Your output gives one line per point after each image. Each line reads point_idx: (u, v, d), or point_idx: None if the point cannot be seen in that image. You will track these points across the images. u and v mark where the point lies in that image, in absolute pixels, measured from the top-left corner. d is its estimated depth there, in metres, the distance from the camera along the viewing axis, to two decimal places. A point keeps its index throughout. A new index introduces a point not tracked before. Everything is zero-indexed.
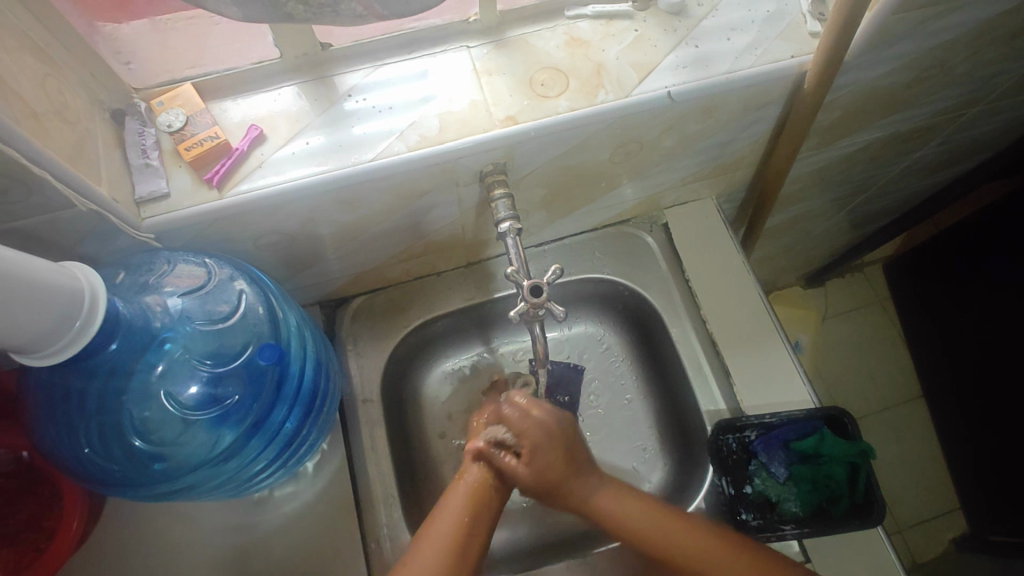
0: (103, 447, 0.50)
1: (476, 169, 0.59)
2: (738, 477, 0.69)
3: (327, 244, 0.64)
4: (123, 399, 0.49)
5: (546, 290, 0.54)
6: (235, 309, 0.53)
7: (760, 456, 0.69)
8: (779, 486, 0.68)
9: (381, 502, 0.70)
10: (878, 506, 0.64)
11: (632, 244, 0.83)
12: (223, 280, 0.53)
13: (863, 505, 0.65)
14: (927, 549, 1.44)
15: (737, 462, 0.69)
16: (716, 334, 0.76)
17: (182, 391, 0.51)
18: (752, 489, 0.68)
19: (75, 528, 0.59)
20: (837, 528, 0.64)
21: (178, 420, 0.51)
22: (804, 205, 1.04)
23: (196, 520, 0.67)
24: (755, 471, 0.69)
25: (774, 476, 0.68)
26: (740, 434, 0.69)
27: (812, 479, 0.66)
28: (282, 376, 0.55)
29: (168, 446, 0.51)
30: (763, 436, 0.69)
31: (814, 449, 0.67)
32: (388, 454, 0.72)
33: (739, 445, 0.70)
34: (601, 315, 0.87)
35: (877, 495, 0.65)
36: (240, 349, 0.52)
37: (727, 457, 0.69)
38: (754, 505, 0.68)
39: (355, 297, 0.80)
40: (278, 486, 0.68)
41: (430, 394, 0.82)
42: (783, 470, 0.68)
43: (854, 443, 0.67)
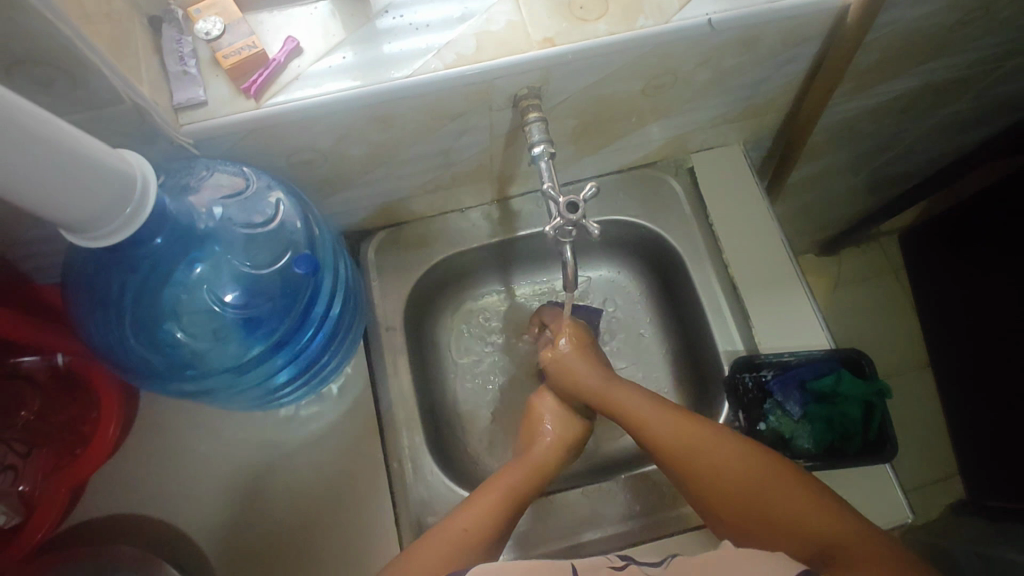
0: (137, 341, 0.51)
1: (511, 93, 0.59)
2: (754, 414, 0.70)
3: (357, 167, 0.64)
4: (164, 295, 0.51)
5: (583, 205, 0.53)
6: (272, 220, 0.53)
7: (776, 395, 0.70)
8: (792, 424, 0.69)
9: (403, 426, 0.72)
10: (892, 444, 0.65)
11: (656, 186, 0.83)
12: (261, 189, 0.52)
13: (876, 442, 0.66)
14: (925, 512, 1.47)
15: (752, 401, 0.71)
16: (737, 277, 0.77)
17: (217, 293, 0.52)
18: (766, 426, 0.70)
19: (110, 434, 0.64)
20: (850, 463, 0.65)
21: (209, 321, 0.52)
22: (828, 160, 1.03)
23: (225, 435, 0.69)
24: (770, 409, 0.70)
25: (789, 414, 0.69)
26: (757, 372, 0.71)
27: (827, 417, 0.68)
28: (314, 294, 0.56)
29: (200, 346, 0.52)
30: (779, 376, 0.70)
31: (830, 389, 0.68)
32: (411, 381, 0.74)
33: (757, 382, 0.71)
34: (621, 261, 0.88)
35: (891, 434, 0.66)
36: (274, 260, 0.53)
37: (743, 393, 0.70)
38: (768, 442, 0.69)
39: (379, 229, 0.80)
40: (303, 405, 0.70)
41: (450, 328, 0.84)
42: (798, 408, 0.69)
43: (872, 383, 0.67)
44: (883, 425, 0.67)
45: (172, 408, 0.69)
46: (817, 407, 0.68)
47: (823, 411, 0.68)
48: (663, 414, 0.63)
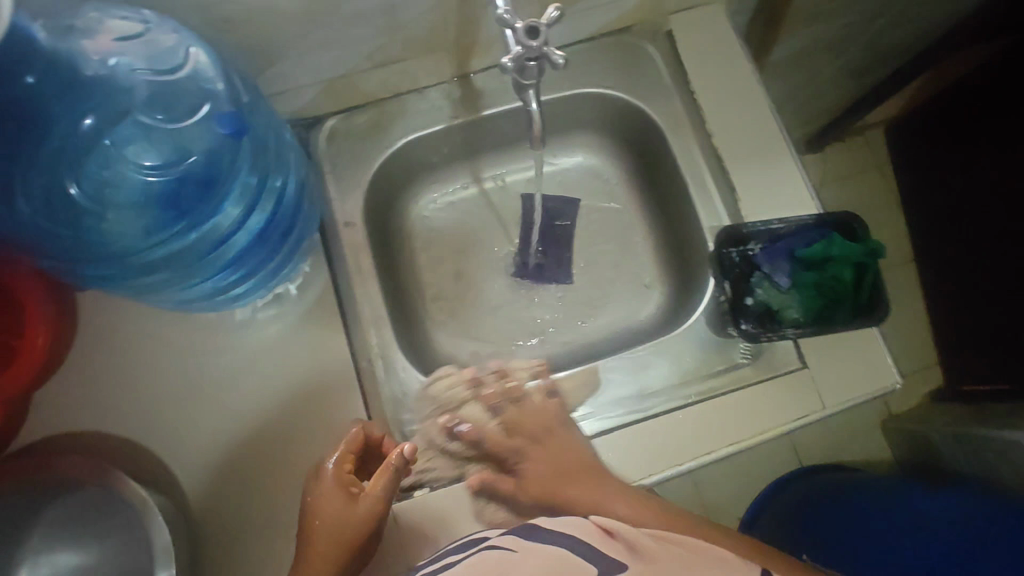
0: (58, 207, 0.50)
1: None
2: (743, 287, 0.67)
3: (288, 28, 0.56)
4: (77, 152, 0.51)
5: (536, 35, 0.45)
6: (183, 69, 0.51)
7: (764, 267, 0.66)
8: (781, 294, 0.66)
9: (370, 324, 0.67)
10: (883, 305, 0.62)
11: (632, 55, 0.75)
12: (166, 36, 0.49)
13: (867, 305, 0.63)
14: (905, 401, 1.50)
15: (739, 275, 0.67)
16: (722, 147, 0.71)
17: (138, 153, 0.53)
18: (753, 300, 0.66)
19: (39, 343, 0.57)
20: (839, 326, 0.62)
21: (135, 184, 0.53)
22: (820, 31, 0.95)
23: (178, 343, 0.64)
24: (760, 282, 0.67)
25: (778, 286, 0.66)
26: (744, 246, 0.67)
27: (815, 284, 0.64)
28: (240, 155, 0.54)
29: (116, 212, 0.52)
30: (768, 248, 0.67)
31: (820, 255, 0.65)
32: (376, 278, 0.68)
33: (745, 255, 0.67)
34: (597, 144, 0.82)
35: (882, 296, 0.63)
36: (191, 115, 0.52)
37: (732, 267, 0.67)
38: (755, 316, 0.66)
39: (328, 117, 0.71)
40: (261, 306, 0.65)
41: (416, 226, 0.80)
42: (786, 279, 0.66)
43: (863, 245, 0.64)
44: (875, 288, 0.63)
45: (116, 319, 0.64)
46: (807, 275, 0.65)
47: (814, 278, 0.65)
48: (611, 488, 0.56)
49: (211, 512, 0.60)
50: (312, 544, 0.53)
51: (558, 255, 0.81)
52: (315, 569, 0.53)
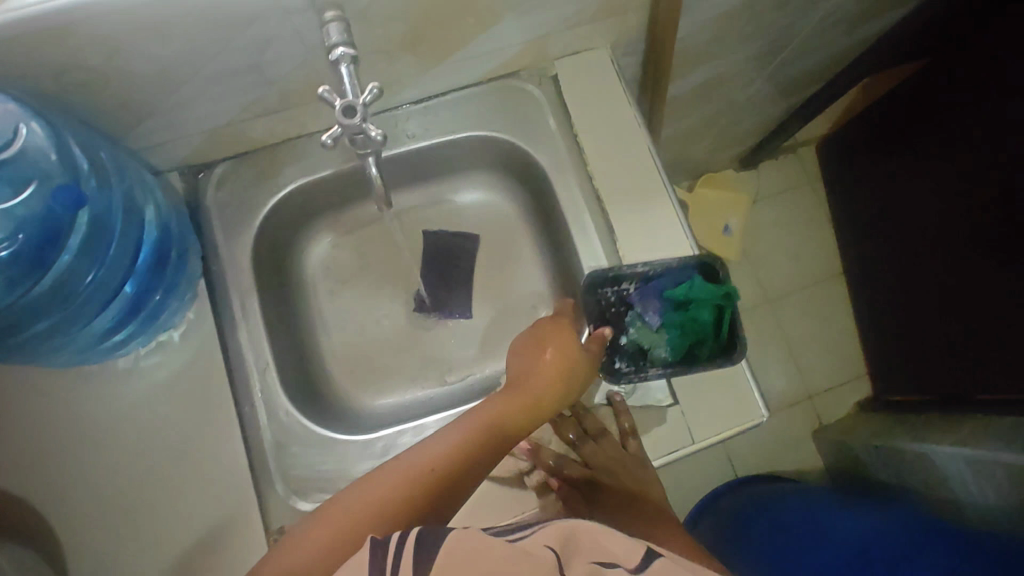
0: None
1: None
2: (615, 328, 0.70)
3: (152, 88, 0.57)
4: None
5: (354, 109, 0.51)
6: (17, 146, 0.53)
7: (636, 307, 0.70)
8: (651, 334, 0.69)
9: (254, 368, 0.68)
10: (740, 345, 0.64)
11: (519, 99, 0.77)
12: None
13: (724, 347, 0.66)
14: (835, 412, 1.54)
15: (614, 314, 0.70)
16: (602, 190, 0.74)
17: None
18: (626, 339, 0.70)
19: None
20: (699, 365, 0.65)
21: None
22: (718, 68, 0.99)
23: (54, 392, 0.64)
24: (632, 323, 0.70)
25: (648, 325, 0.70)
26: (618, 286, 0.70)
27: (679, 325, 0.68)
28: (87, 225, 0.57)
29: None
30: (641, 287, 0.70)
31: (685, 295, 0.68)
32: (262, 322, 0.70)
33: (619, 297, 0.70)
34: (496, 183, 0.85)
35: (739, 335, 0.65)
36: (34, 189, 0.55)
37: (604, 309, 0.70)
38: (628, 355, 0.69)
39: (217, 162, 0.73)
40: (142, 354, 0.66)
41: (315, 265, 0.82)
42: (656, 319, 0.69)
43: (723, 286, 0.67)
44: (732, 328, 0.66)
45: None
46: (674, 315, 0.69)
47: (679, 318, 0.68)
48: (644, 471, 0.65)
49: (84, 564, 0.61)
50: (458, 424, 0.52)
51: (455, 292, 0.83)
52: (440, 438, 0.50)
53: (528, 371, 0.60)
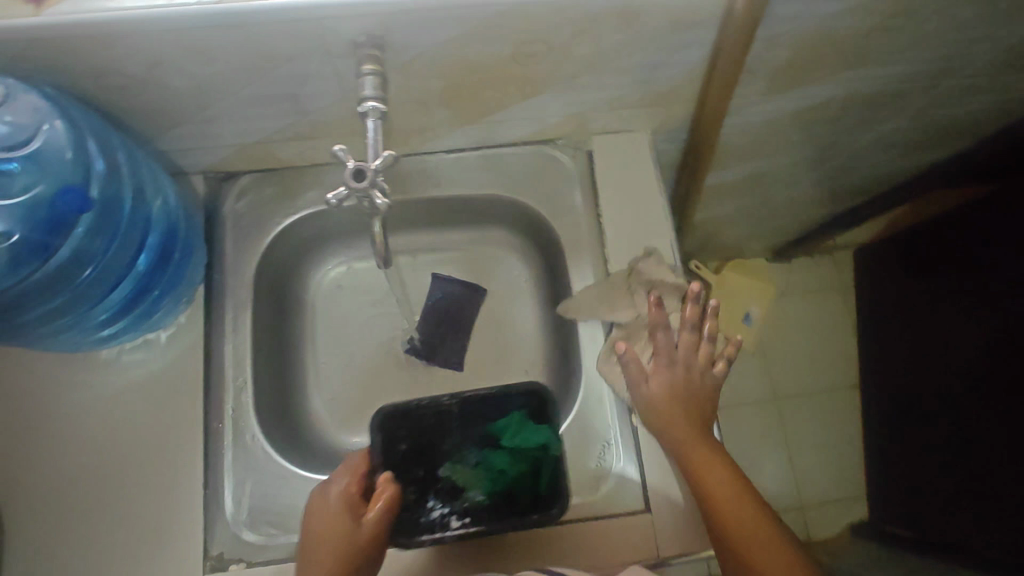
0: None
1: (348, 39, 0.52)
2: (428, 463, 0.70)
3: (187, 100, 0.58)
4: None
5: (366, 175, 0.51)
6: (36, 138, 0.53)
7: (455, 433, 0.71)
8: (496, 457, 0.69)
9: (232, 385, 0.68)
10: (562, 500, 0.64)
11: (550, 167, 0.77)
12: (25, 104, 0.52)
13: (551, 501, 0.65)
14: (826, 529, 1.46)
15: (427, 441, 0.71)
16: (614, 275, 0.73)
17: None
18: (444, 474, 0.69)
19: None
20: (515, 520, 0.64)
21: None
22: (760, 167, 0.97)
23: (35, 370, 0.65)
24: (483, 443, 0.70)
25: (463, 464, 0.69)
26: (441, 400, 0.71)
27: (500, 467, 0.68)
28: (91, 224, 0.56)
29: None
30: (459, 413, 0.71)
31: (505, 430, 0.69)
32: (251, 338, 0.70)
33: (458, 443, 0.71)
34: (514, 242, 0.84)
35: (563, 489, 0.64)
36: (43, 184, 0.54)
37: (424, 466, 0.70)
38: (444, 492, 0.69)
39: (243, 174, 0.74)
40: (128, 349, 0.66)
41: (320, 288, 0.82)
42: (472, 457, 0.70)
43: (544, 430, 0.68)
44: (556, 478, 0.65)
45: None
46: (500, 454, 0.68)
47: (504, 463, 0.68)
48: (722, 476, 0.59)
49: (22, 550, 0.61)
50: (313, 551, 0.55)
51: (450, 343, 0.82)
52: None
53: (328, 506, 0.57)
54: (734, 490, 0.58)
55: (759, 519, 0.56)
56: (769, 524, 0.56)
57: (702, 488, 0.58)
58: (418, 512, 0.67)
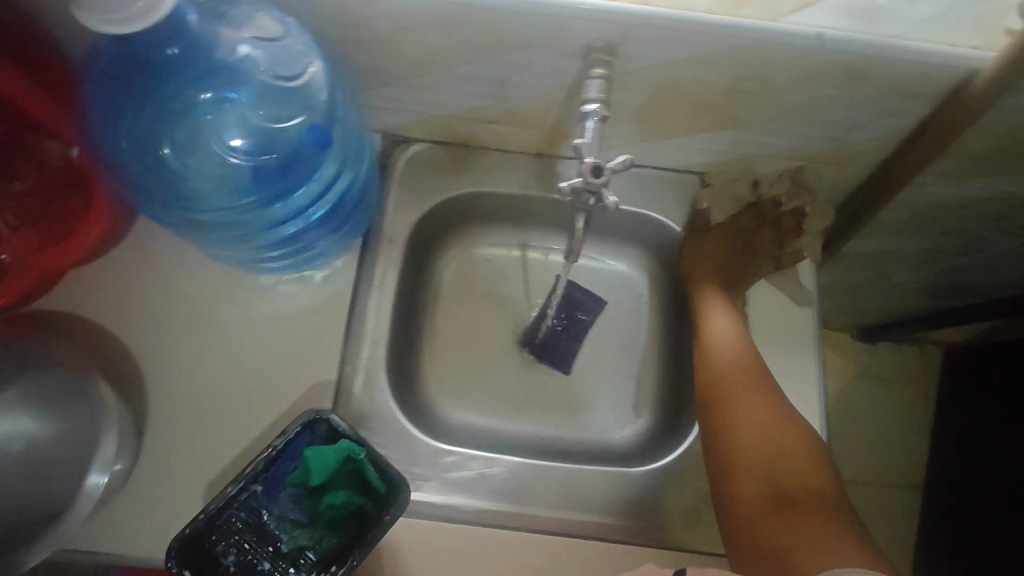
0: (138, 149, 0.58)
1: (584, 41, 0.54)
2: (246, 548, 0.58)
3: (408, 66, 0.61)
4: (177, 119, 0.59)
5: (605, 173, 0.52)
6: (298, 77, 0.58)
7: (265, 510, 0.60)
8: (296, 505, 0.61)
9: (369, 336, 0.71)
10: (397, 502, 0.59)
11: (706, 199, 0.78)
12: (296, 47, 0.57)
13: (379, 499, 0.60)
14: None
15: (236, 527, 0.58)
16: (751, 319, 0.73)
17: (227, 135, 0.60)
18: (286, 544, 0.59)
19: (85, 239, 0.64)
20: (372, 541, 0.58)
21: (216, 157, 0.60)
22: (896, 245, 0.96)
23: (198, 278, 0.69)
24: (267, 513, 0.60)
25: (290, 522, 0.60)
26: (237, 492, 0.59)
27: (323, 517, 0.60)
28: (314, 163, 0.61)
29: (198, 179, 0.59)
30: (263, 483, 0.60)
31: (303, 478, 0.60)
32: (393, 296, 0.73)
33: (245, 516, 0.59)
34: (645, 263, 0.85)
35: (397, 495, 0.59)
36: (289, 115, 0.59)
37: (214, 564, 0.56)
38: (292, 560, 0.59)
39: (417, 141, 0.77)
40: (283, 280, 0.70)
41: (453, 264, 0.85)
42: (298, 513, 0.60)
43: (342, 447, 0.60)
44: (380, 470, 0.60)
45: (160, 239, 0.69)
46: (303, 489, 0.61)
47: (317, 505, 0.60)
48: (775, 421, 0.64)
49: (156, 443, 0.64)
50: None
51: (565, 344, 0.83)
52: None
53: None
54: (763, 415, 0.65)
55: (796, 439, 0.63)
56: (799, 428, 0.64)
57: (713, 391, 0.68)
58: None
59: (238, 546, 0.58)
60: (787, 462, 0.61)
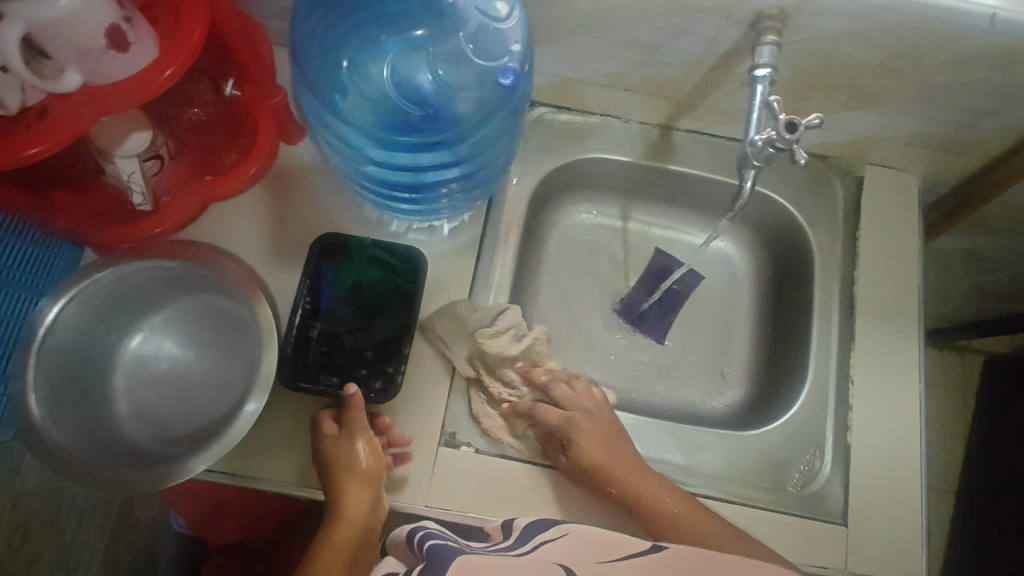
0: (330, 57, 0.61)
1: (758, 7, 0.56)
2: (334, 364, 0.65)
3: (567, 22, 0.63)
4: (385, 38, 0.62)
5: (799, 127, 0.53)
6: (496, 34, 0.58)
7: (331, 329, 0.66)
8: (351, 317, 0.66)
9: (491, 288, 0.73)
10: (417, 261, 0.67)
11: (819, 180, 0.80)
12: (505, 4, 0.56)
13: (408, 273, 0.67)
14: None
15: (325, 351, 0.65)
16: (859, 297, 0.75)
17: (412, 69, 0.61)
18: (365, 349, 0.66)
19: (237, 182, 0.65)
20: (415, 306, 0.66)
21: (388, 86, 0.61)
22: (981, 242, 0.97)
23: (333, 219, 0.71)
24: (338, 332, 0.66)
25: (356, 329, 0.66)
26: (302, 327, 0.65)
27: (379, 315, 0.67)
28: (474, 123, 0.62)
29: (359, 96, 0.61)
30: (316, 311, 0.66)
31: (349, 291, 0.67)
32: (513, 252, 0.75)
33: (321, 337, 0.66)
34: (744, 240, 0.87)
35: (410, 258, 0.67)
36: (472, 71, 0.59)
37: (321, 385, 0.64)
38: (375, 357, 0.66)
39: (542, 104, 0.79)
40: (415, 229, 0.72)
41: (559, 228, 0.87)
42: (356, 321, 0.66)
43: (353, 249, 0.67)
44: (392, 253, 0.67)
45: (299, 180, 0.72)
46: (348, 305, 0.67)
47: (371, 308, 0.67)
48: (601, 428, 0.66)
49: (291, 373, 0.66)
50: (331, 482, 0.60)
51: (664, 313, 0.85)
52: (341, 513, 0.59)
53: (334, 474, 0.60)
54: (602, 436, 0.65)
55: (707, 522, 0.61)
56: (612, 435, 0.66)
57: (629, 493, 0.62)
58: (325, 394, 0.64)
59: (329, 366, 0.65)
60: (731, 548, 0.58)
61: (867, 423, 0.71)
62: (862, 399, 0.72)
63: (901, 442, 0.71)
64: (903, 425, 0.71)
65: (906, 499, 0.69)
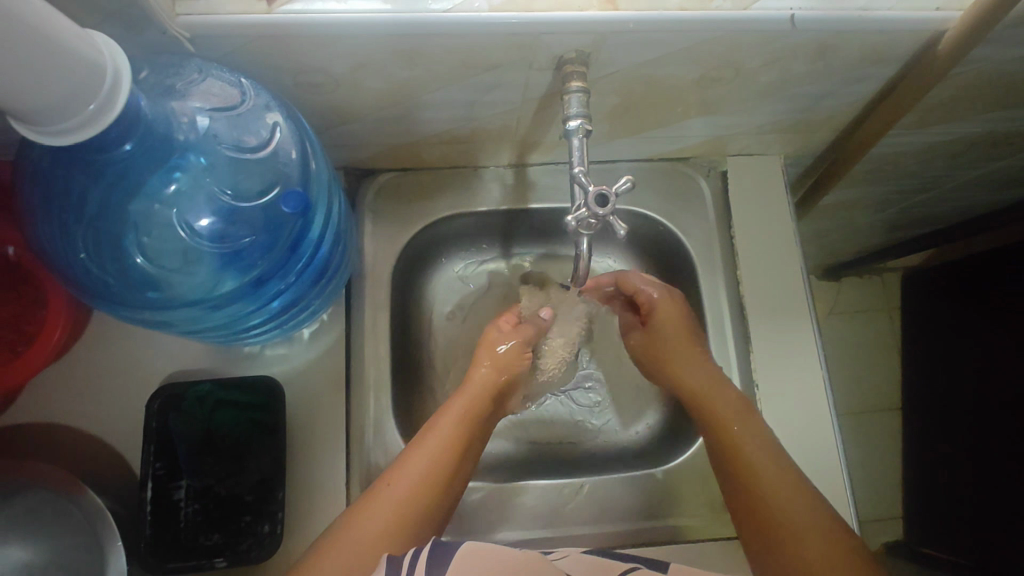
0: (97, 255, 0.50)
1: (556, 53, 0.52)
2: (211, 521, 0.59)
3: (368, 101, 0.57)
4: (139, 207, 0.50)
5: (614, 201, 0.49)
6: (265, 141, 0.52)
7: (197, 484, 0.59)
8: (216, 465, 0.60)
9: (371, 385, 0.68)
10: (267, 385, 0.62)
11: (683, 184, 0.78)
12: (257, 108, 0.50)
13: (264, 400, 0.62)
14: None
15: (197, 511, 0.59)
16: (747, 298, 0.73)
17: (195, 220, 0.52)
18: (240, 492, 0.60)
19: (55, 338, 0.59)
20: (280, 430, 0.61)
21: (183, 251, 0.52)
22: (860, 193, 0.98)
23: (174, 360, 0.64)
24: (206, 485, 0.59)
25: (225, 474, 0.60)
26: (163, 496, 0.58)
27: (246, 450, 0.61)
28: (300, 235, 0.55)
29: (166, 275, 0.52)
30: (171, 472, 0.59)
31: (207, 435, 0.61)
32: (387, 339, 0.70)
33: (190, 493, 0.59)
34: (630, 254, 0.84)
35: (261, 384, 0.62)
36: (262, 190, 0.53)
37: (200, 549, 0.58)
38: (254, 499, 0.60)
39: (383, 171, 0.73)
40: (269, 345, 0.65)
41: (440, 288, 0.81)
42: (222, 466, 0.60)
43: (196, 394, 0.61)
44: (238, 385, 0.62)
45: (125, 325, 0.64)
46: (209, 451, 0.60)
47: (236, 446, 0.61)
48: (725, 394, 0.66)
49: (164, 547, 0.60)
50: (403, 475, 0.59)
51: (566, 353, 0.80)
52: (400, 492, 0.57)
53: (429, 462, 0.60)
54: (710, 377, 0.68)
55: (775, 455, 0.61)
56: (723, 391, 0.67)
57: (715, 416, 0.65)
58: (203, 561, 0.58)
59: (205, 525, 0.59)
60: (793, 488, 0.58)
61: (779, 426, 0.70)
62: (769, 402, 0.71)
63: (816, 437, 0.70)
64: (814, 419, 0.70)
65: (829, 494, 0.68)
